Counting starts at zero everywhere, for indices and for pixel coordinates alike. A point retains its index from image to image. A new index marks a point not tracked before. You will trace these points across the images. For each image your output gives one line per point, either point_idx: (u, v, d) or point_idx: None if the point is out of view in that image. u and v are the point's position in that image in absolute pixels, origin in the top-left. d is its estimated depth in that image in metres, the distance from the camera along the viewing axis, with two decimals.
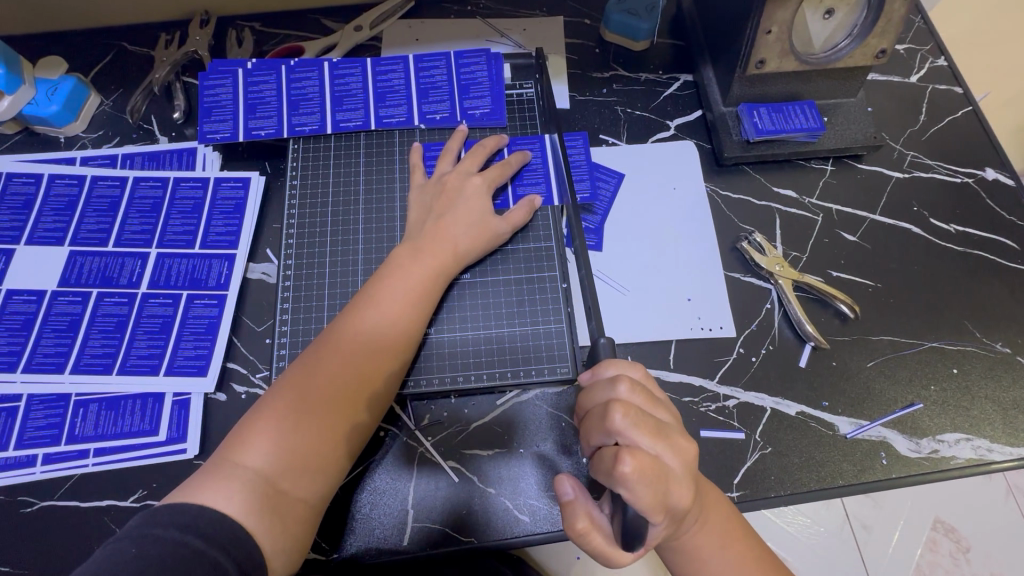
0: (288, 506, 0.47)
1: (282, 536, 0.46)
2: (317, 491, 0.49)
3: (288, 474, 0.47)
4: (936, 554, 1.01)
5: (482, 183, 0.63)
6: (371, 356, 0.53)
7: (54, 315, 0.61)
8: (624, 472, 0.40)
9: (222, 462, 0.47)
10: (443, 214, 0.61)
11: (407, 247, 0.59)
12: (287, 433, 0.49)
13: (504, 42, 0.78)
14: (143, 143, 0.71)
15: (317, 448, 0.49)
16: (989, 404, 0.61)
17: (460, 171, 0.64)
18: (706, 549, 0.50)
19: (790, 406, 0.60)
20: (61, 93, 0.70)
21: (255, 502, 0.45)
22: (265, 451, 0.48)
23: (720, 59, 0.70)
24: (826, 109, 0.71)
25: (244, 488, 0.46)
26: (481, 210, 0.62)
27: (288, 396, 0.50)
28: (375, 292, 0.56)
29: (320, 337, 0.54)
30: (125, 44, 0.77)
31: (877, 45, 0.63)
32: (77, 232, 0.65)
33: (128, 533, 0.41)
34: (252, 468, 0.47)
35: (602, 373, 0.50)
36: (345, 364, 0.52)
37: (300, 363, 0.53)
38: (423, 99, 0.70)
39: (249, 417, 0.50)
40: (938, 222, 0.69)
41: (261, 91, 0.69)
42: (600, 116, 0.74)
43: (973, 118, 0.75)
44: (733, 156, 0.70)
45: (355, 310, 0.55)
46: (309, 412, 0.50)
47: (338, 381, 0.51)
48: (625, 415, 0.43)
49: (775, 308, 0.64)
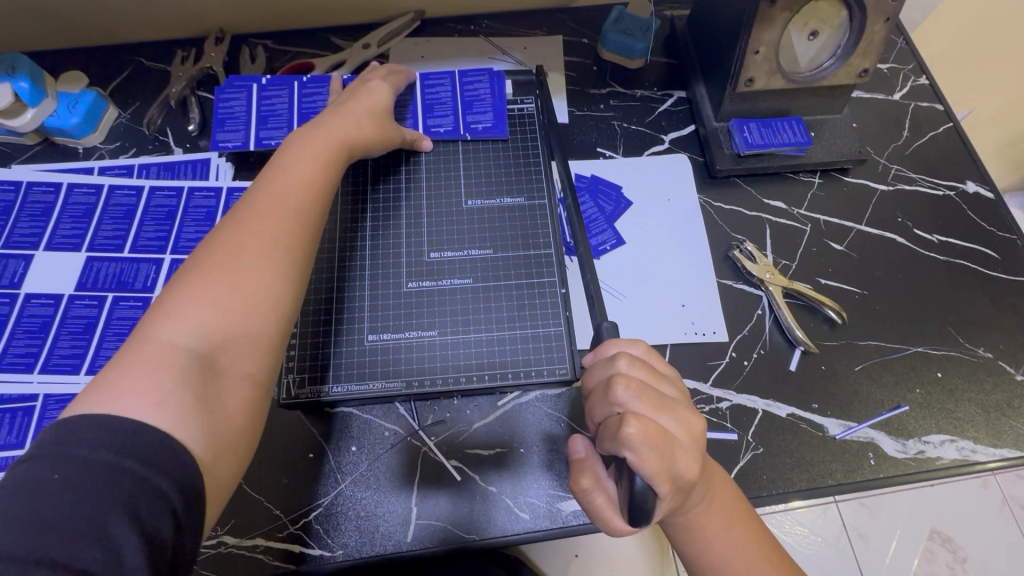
0: (224, 384, 0.43)
1: (219, 421, 0.41)
2: (257, 366, 0.45)
3: (220, 349, 0.43)
4: (934, 564, 1.01)
5: (377, 85, 0.66)
6: (291, 202, 0.52)
7: (70, 318, 0.64)
8: (630, 435, 0.42)
9: (129, 351, 0.41)
10: (344, 108, 0.62)
11: (298, 136, 0.58)
12: (204, 310, 0.44)
13: (505, 60, 0.82)
14: (159, 154, 0.74)
15: (243, 312, 0.45)
16: (972, 407, 0.63)
17: (360, 81, 0.67)
18: (710, 529, 0.51)
19: (781, 408, 0.62)
20: (81, 106, 0.73)
21: (182, 376, 0.41)
22: (179, 333, 0.42)
23: (711, 77, 0.73)
24: (813, 125, 0.75)
25: (169, 365, 0.41)
26: (380, 106, 0.65)
27: (200, 280, 0.45)
28: (282, 166, 0.54)
29: (221, 224, 0.49)
30: (142, 60, 0.80)
31: (859, 65, 0.67)
32: (94, 239, 0.68)
33: (45, 451, 0.35)
34: (169, 344, 0.42)
35: (605, 353, 0.52)
36: (263, 234, 0.49)
37: (207, 246, 0.47)
38: (428, 113, 0.73)
39: (154, 307, 0.44)
40: (922, 232, 0.72)
41: (272, 103, 0.72)
42: (597, 130, 0.77)
43: (954, 134, 0.78)
44: (725, 168, 0.73)
45: (263, 191, 0.52)
46: (229, 278, 0.45)
47: (256, 215, 0.49)
48: (627, 386, 0.45)
49: (766, 314, 0.67)
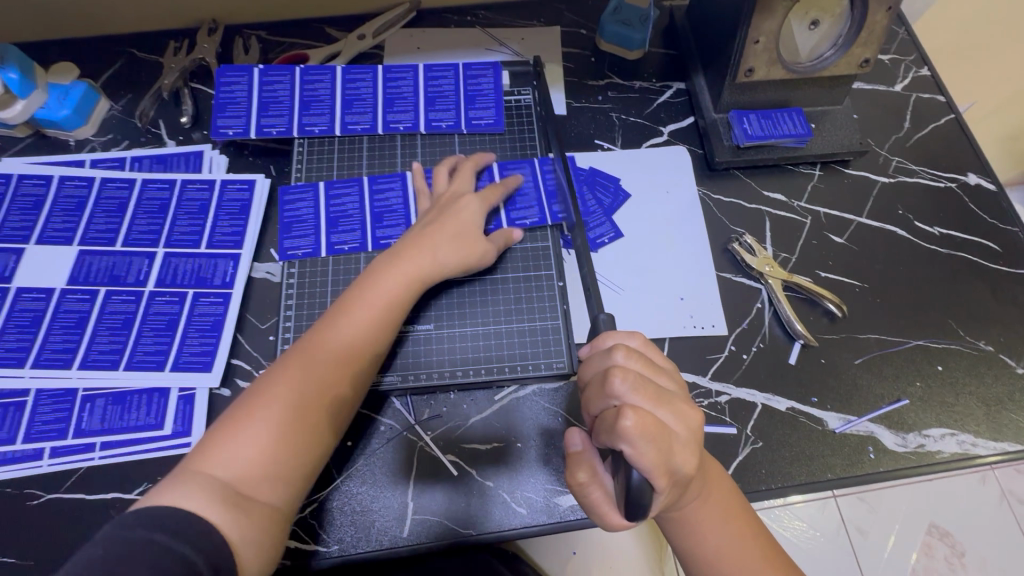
0: (254, 508, 0.46)
1: (247, 535, 0.45)
2: (281, 496, 0.48)
3: (253, 480, 0.47)
4: (931, 558, 1.01)
5: (477, 200, 0.64)
6: (341, 352, 0.54)
7: (62, 312, 0.63)
8: (627, 428, 0.42)
9: (190, 467, 0.47)
10: (431, 224, 0.61)
11: (386, 257, 0.59)
12: (252, 444, 0.48)
13: (502, 51, 0.81)
14: (151, 146, 0.73)
15: (285, 444, 0.49)
16: (973, 400, 0.62)
17: (456, 188, 0.65)
18: (705, 523, 0.50)
19: (780, 402, 0.62)
20: (72, 98, 0.72)
21: (223, 503, 0.45)
22: (229, 459, 0.47)
23: (711, 68, 0.72)
24: (813, 116, 0.74)
25: (213, 492, 0.45)
26: (470, 226, 0.62)
27: (261, 402, 0.50)
28: (348, 306, 0.56)
29: (296, 344, 0.54)
30: (134, 51, 0.79)
31: (861, 55, 0.66)
32: (86, 233, 0.67)
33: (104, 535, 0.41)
34: (219, 475, 0.46)
35: (601, 345, 0.51)
36: (315, 371, 0.52)
37: (277, 365, 0.53)
38: (429, 107, 0.72)
39: (221, 422, 0.49)
40: (923, 225, 0.71)
41: (343, 205, 0.68)
42: (595, 122, 0.76)
43: (955, 125, 0.78)
44: (724, 160, 0.72)
45: (330, 319, 0.55)
46: (276, 422, 0.49)
47: (319, 373, 0.52)
48: (624, 378, 0.45)
49: (765, 308, 0.66)
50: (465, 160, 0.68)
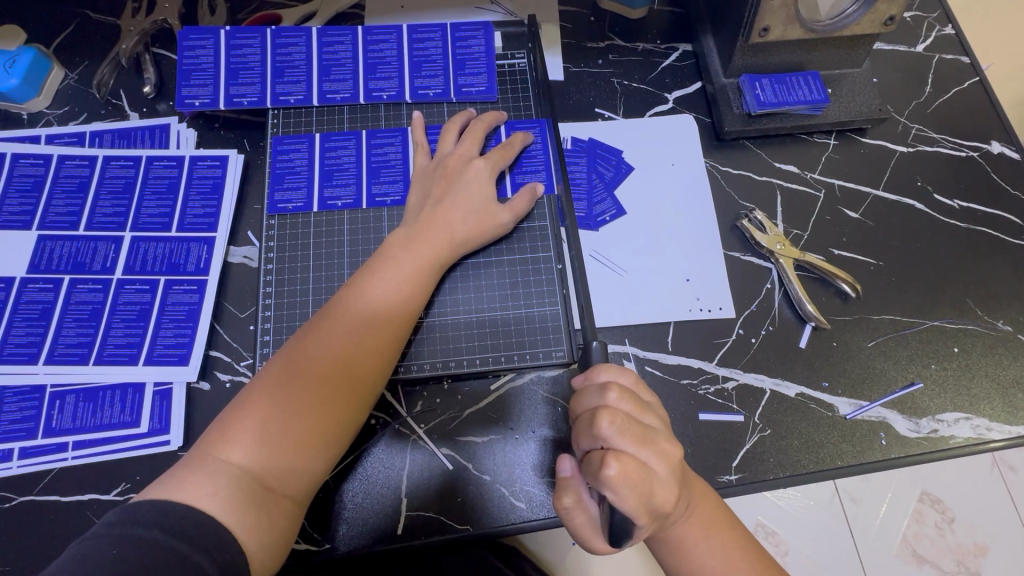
0: (274, 501, 0.45)
1: (268, 533, 0.44)
2: (302, 487, 0.47)
3: (275, 471, 0.45)
4: (922, 524, 1.02)
5: (484, 167, 0.60)
6: (361, 325, 0.51)
7: (24, 303, 0.58)
8: (610, 476, 0.40)
9: (204, 456, 0.45)
10: (442, 199, 0.58)
11: (403, 237, 0.56)
12: (270, 430, 0.46)
13: (494, 10, 0.74)
14: (112, 119, 0.67)
15: (304, 428, 0.47)
16: (989, 382, 0.60)
17: (462, 152, 0.61)
18: (689, 541, 0.48)
19: (790, 388, 0.59)
20: (20, 65, 0.65)
21: (242, 500, 0.43)
22: (247, 447, 0.45)
23: (722, 27, 0.66)
24: (830, 81, 0.68)
25: (228, 484, 0.43)
26: (483, 197, 0.59)
27: (280, 383, 0.48)
28: (368, 278, 0.53)
29: (319, 313, 0.52)
30: (88, 12, 0.72)
31: (886, 12, 0.60)
32: (46, 215, 0.62)
33: (109, 531, 0.39)
34: (236, 463, 0.44)
35: (594, 378, 0.49)
36: (334, 348, 0.50)
37: (295, 343, 0.50)
38: (415, 73, 0.66)
39: (237, 405, 0.47)
40: (942, 198, 0.67)
41: (338, 157, 0.64)
42: (595, 88, 0.71)
43: (979, 89, 0.73)
44: (734, 130, 0.67)
45: (350, 292, 0.53)
46: (297, 406, 0.47)
47: (340, 352, 0.50)
48: (611, 422, 0.43)
49: (775, 288, 0.63)
50: (475, 121, 0.63)
